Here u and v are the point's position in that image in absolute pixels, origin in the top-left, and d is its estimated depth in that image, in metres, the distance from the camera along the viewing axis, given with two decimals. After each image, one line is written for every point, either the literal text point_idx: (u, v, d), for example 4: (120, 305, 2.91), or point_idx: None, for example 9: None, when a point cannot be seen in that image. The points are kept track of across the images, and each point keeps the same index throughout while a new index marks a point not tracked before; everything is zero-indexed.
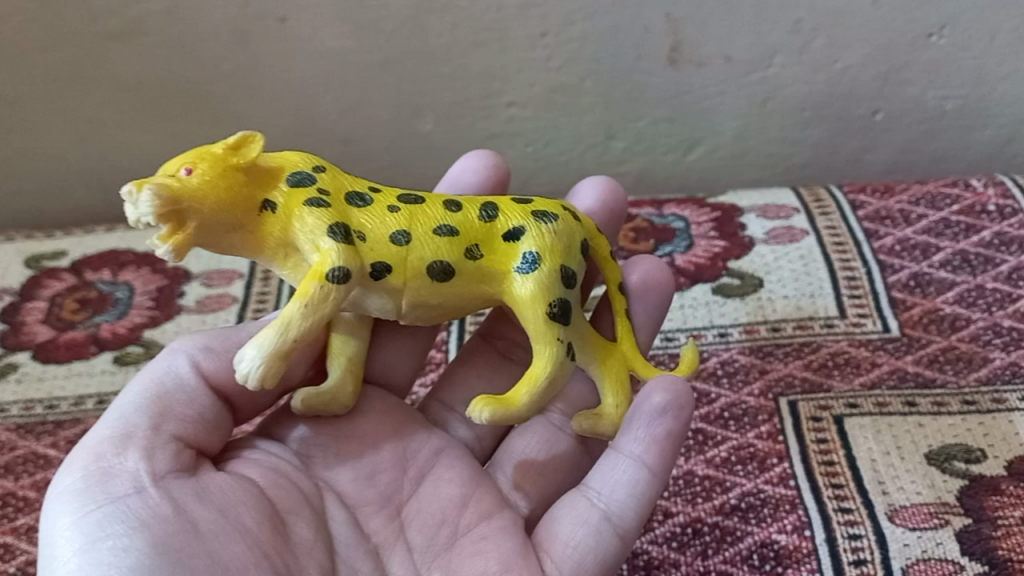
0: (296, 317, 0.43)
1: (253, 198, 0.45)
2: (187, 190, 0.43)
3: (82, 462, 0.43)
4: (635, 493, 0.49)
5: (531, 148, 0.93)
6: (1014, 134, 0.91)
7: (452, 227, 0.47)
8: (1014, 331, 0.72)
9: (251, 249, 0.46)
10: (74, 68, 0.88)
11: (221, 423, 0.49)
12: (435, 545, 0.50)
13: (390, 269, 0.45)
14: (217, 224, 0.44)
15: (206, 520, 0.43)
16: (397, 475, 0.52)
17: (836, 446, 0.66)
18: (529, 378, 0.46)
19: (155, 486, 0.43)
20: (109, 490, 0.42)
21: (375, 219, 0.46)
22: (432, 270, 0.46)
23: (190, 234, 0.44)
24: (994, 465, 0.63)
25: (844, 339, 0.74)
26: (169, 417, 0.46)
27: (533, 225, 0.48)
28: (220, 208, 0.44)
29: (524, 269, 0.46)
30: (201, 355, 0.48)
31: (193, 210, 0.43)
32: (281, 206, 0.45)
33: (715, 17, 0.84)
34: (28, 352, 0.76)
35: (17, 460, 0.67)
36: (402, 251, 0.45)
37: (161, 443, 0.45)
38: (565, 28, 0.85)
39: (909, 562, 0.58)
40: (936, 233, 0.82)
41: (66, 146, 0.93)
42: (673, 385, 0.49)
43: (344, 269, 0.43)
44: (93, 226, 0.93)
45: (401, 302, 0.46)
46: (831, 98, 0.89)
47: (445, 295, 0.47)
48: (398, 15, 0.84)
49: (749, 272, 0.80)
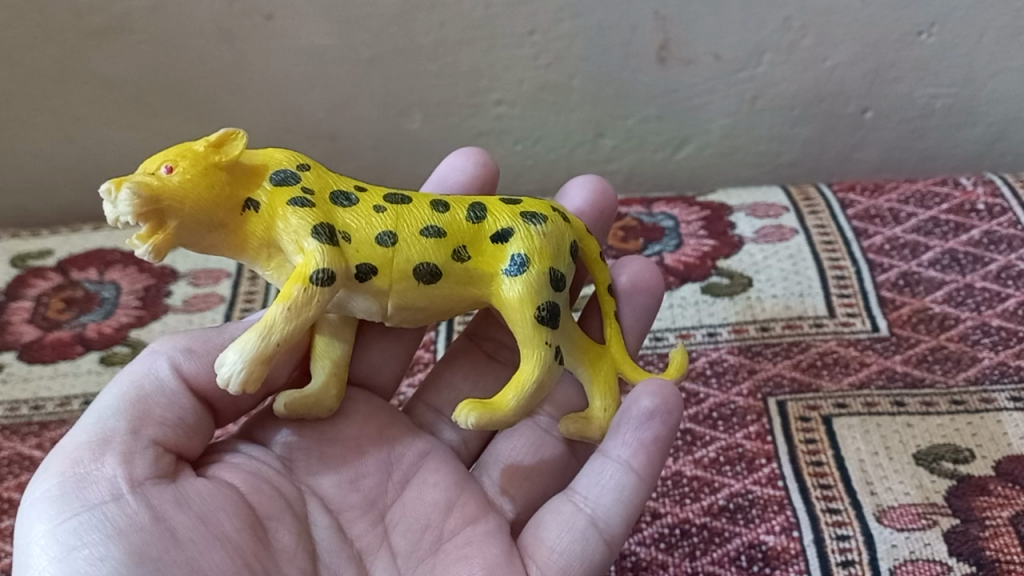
0: (279, 321, 0.42)
1: (235, 197, 0.45)
2: (167, 189, 0.43)
3: (59, 468, 0.43)
4: (622, 499, 0.48)
5: (520, 146, 0.92)
6: (1002, 132, 0.91)
7: (439, 228, 0.46)
8: (1003, 331, 0.72)
9: (234, 249, 0.45)
10: (58, 65, 0.88)
11: (203, 426, 0.48)
12: (419, 549, 0.50)
13: (375, 270, 0.45)
14: (198, 223, 0.44)
15: (185, 527, 0.42)
16: (382, 479, 0.51)
17: (825, 446, 0.66)
18: (517, 383, 0.45)
19: (133, 492, 0.42)
20: (86, 497, 0.42)
21: (360, 219, 0.46)
22: (418, 272, 0.45)
23: (170, 233, 0.43)
24: (982, 465, 0.63)
25: (833, 339, 0.74)
26: (148, 422, 0.45)
27: (522, 227, 0.47)
28: (201, 207, 0.43)
29: (513, 272, 0.46)
30: (181, 357, 0.48)
31: (173, 210, 0.43)
32: (265, 206, 0.45)
33: (704, 15, 0.84)
34: (14, 352, 0.76)
35: (2, 461, 0.66)
36: (388, 253, 0.45)
37: (140, 448, 0.44)
38: (554, 26, 0.84)
39: (897, 563, 0.58)
40: (925, 233, 0.82)
41: (52, 144, 0.93)
42: (661, 390, 0.49)
43: (328, 271, 0.43)
44: (79, 224, 0.93)
45: (386, 304, 0.46)
46: (820, 96, 0.89)
47: (431, 298, 0.46)
48: (385, 13, 0.84)
49: (738, 271, 0.80)
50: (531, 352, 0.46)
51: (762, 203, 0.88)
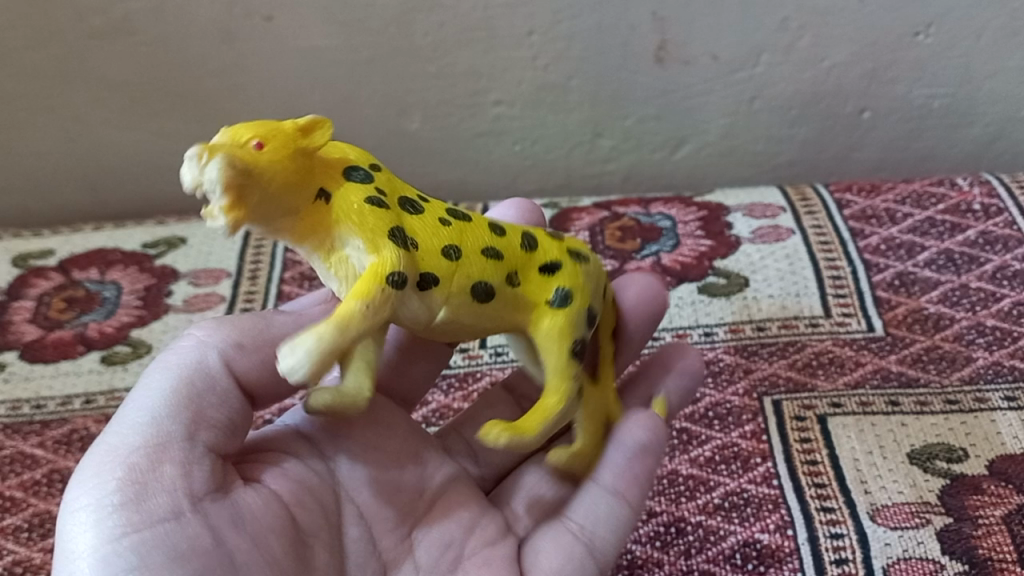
0: (354, 316, 0.39)
1: (311, 184, 0.41)
2: (257, 163, 0.39)
3: (112, 473, 0.42)
4: (617, 526, 0.51)
5: (519, 146, 0.93)
6: (999, 133, 0.92)
7: (498, 251, 0.44)
8: (998, 331, 0.73)
9: (297, 239, 0.41)
10: (60, 66, 0.88)
11: (244, 417, 0.48)
12: (440, 565, 0.51)
13: (438, 281, 0.42)
14: (277, 203, 0.40)
15: (241, 550, 0.43)
16: (414, 495, 0.52)
17: (819, 445, 0.67)
18: (541, 411, 0.45)
19: (193, 510, 0.42)
20: (144, 510, 0.41)
21: (426, 229, 0.43)
22: (477, 290, 0.43)
23: (250, 209, 0.39)
24: (976, 464, 0.64)
25: (828, 339, 0.74)
26: (203, 425, 0.45)
27: (569, 263, 0.47)
28: (286, 187, 0.40)
29: (558, 303, 0.45)
30: (232, 351, 0.47)
31: (259, 183, 0.39)
32: (342, 198, 0.41)
33: (702, 15, 0.84)
34: (15, 351, 0.76)
35: (3, 459, 0.67)
36: (453, 266, 0.42)
37: (197, 458, 0.44)
38: (552, 27, 0.85)
39: (890, 562, 0.58)
40: (921, 233, 0.82)
41: (54, 145, 0.93)
42: (652, 422, 0.52)
43: (404, 275, 0.40)
44: (81, 224, 0.94)
45: (438, 314, 0.42)
46: (818, 96, 0.89)
47: (481, 318, 0.44)
48: (384, 14, 0.84)
49: (735, 272, 0.80)
50: (558, 385, 0.45)
51: (759, 203, 0.88)
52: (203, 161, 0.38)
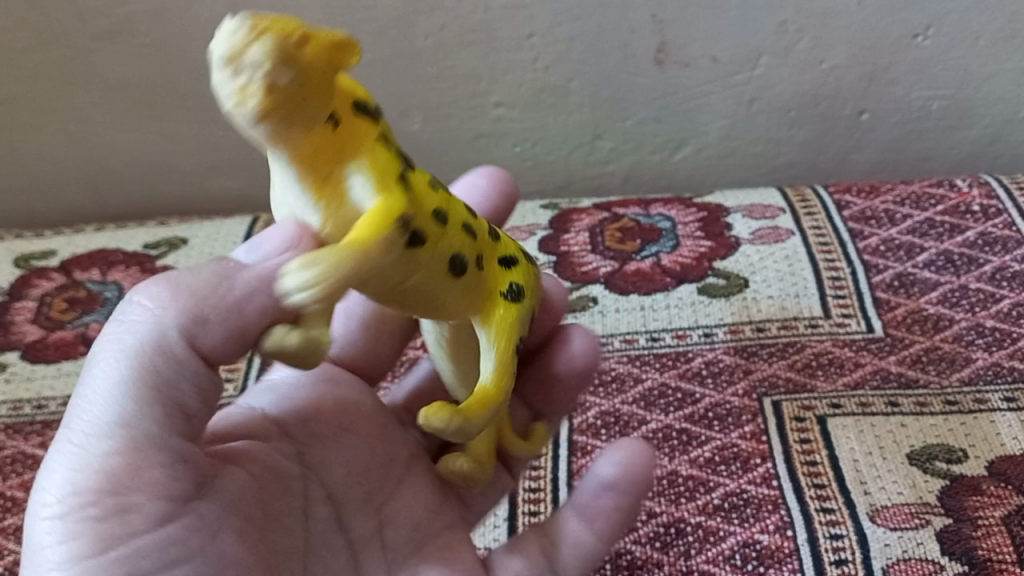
0: (369, 249, 0.33)
1: (337, 98, 0.35)
2: (304, 53, 0.33)
3: (59, 490, 0.38)
4: (578, 554, 0.50)
5: (519, 148, 0.93)
6: (999, 134, 0.92)
7: (474, 229, 0.40)
8: (997, 332, 0.73)
9: (296, 152, 0.34)
10: (63, 68, 0.89)
11: (209, 391, 0.40)
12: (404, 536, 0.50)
13: (432, 241, 0.37)
14: (306, 106, 0.33)
15: (232, 555, 0.41)
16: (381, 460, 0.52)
17: (819, 446, 0.67)
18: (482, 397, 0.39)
19: (180, 516, 0.40)
20: (125, 520, 0.38)
21: (421, 183, 0.38)
22: (457, 264, 0.38)
23: (286, 103, 0.32)
24: (976, 465, 0.64)
25: (828, 340, 0.74)
26: (178, 415, 0.39)
27: (522, 264, 0.44)
28: (320, 90, 0.34)
29: (514, 297, 0.42)
30: (195, 314, 0.38)
31: (302, 77, 0.33)
32: (362, 127, 0.36)
33: (701, 18, 0.84)
34: (17, 352, 0.77)
35: (5, 459, 0.67)
36: (444, 232, 0.38)
37: (177, 457, 0.39)
38: (552, 29, 0.85)
39: (889, 562, 0.58)
40: (920, 234, 0.82)
41: (57, 146, 0.94)
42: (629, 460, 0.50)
43: (412, 223, 0.35)
44: (82, 225, 0.94)
45: (419, 277, 0.37)
46: (817, 98, 0.89)
47: (453, 296, 0.39)
48: (384, 17, 0.84)
49: (734, 272, 0.81)
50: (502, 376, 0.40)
51: (759, 204, 0.88)
52: (251, 33, 0.32)
